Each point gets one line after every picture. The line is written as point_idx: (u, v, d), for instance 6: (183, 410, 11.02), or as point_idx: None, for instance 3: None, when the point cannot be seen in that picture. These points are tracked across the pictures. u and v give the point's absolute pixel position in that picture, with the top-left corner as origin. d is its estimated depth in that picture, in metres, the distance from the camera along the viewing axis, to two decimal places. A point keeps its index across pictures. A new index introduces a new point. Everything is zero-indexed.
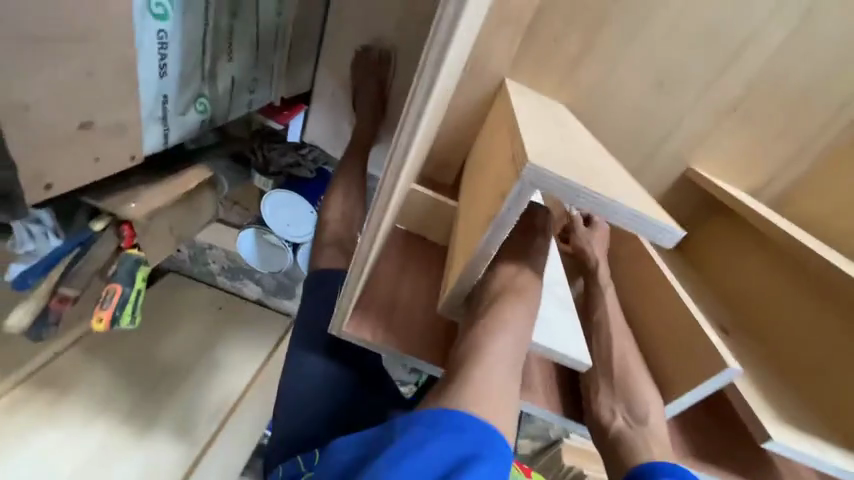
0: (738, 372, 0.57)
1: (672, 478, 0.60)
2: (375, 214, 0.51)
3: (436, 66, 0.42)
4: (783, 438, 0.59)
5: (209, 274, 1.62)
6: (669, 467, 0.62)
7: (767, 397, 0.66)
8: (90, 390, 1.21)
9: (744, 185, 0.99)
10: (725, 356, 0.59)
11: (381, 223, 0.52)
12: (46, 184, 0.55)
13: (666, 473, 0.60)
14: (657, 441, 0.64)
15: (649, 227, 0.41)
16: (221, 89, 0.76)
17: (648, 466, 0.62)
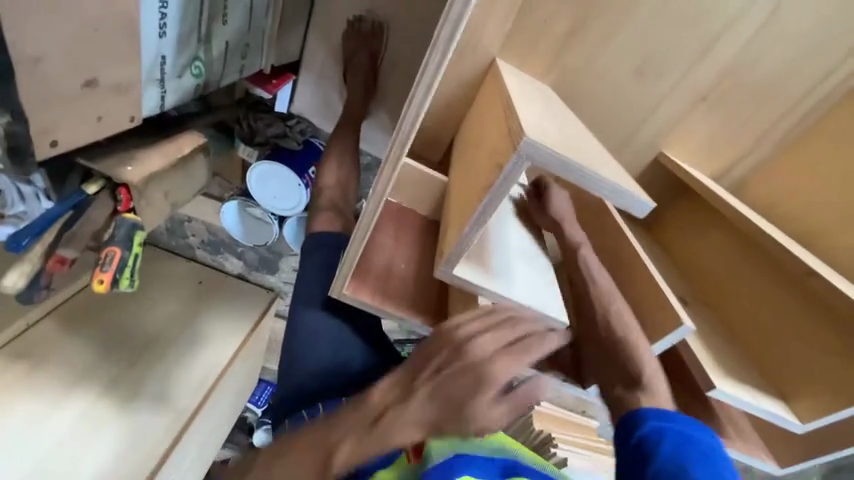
0: (690, 328, 0.66)
1: (673, 423, 0.62)
2: (382, 180, 0.54)
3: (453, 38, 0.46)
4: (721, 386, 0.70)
5: (188, 247, 1.60)
6: (672, 413, 0.64)
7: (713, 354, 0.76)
8: (68, 360, 1.18)
9: (708, 171, 1.08)
10: (681, 316, 0.68)
11: (385, 191, 0.56)
12: (52, 140, 0.55)
13: (667, 419, 0.63)
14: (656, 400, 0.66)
15: (625, 198, 0.47)
16: (215, 54, 0.72)
17: (651, 413, 0.63)
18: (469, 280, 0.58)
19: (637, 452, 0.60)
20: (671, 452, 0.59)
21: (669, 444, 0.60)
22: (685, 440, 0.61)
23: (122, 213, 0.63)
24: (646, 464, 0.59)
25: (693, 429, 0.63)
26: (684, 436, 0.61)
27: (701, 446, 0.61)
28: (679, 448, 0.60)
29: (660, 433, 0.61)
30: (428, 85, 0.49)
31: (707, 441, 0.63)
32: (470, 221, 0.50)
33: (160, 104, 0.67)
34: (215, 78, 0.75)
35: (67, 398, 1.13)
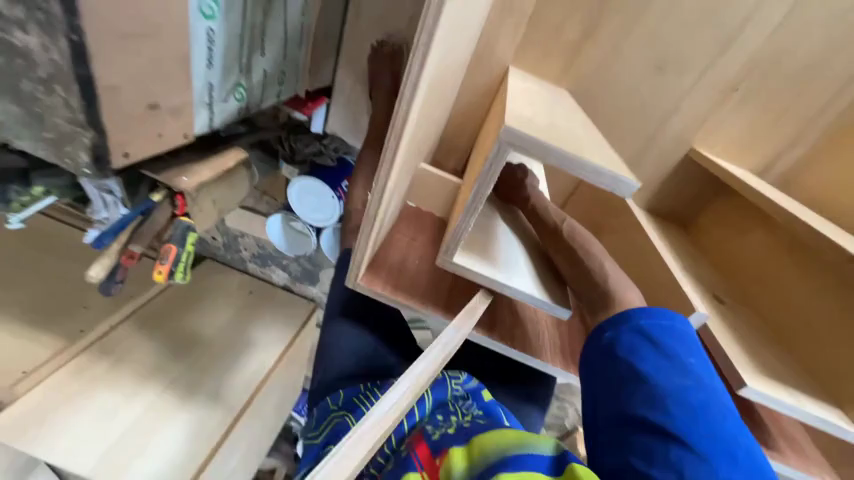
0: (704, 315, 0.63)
1: (635, 321, 0.55)
2: (383, 173, 0.58)
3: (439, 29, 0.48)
4: (756, 383, 0.62)
5: (241, 260, 1.76)
6: (638, 311, 0.56)
7: (753, 356, 0.69)
8: (139, 358, 1.34)
9: (746, 166, 1.02)
10: (694, 305, 0.65)
11: (385, 182, 0.59)
12: (127, 152, 0.54)
13: (624, 319, 0.55)
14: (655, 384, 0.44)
15: (608, 180, 0.47)
16: (254, 80, 0.78)
17: (608, 318, 0.57)
18: (467, 267, 0.59)
19: (596, 359, 0.56)
20: (627, 350, 0.53)
21: (627, 343, 0.54)
22: (650, 336, 0.53)
23: (179, 217, 0.74)
24: (607, 365, 0.54)
25: (667, 319, 0.55)
26: (652, 333, 0.53)
27: (677, 337, 0.53)
28: (640, 348, 0.53)
29: (617, 335, 0.55)
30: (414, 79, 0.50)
31: (686, 331, 0.55)
32: (463, 208, 0.54)
33: (209, 123, 0.71)
34: (253, 100, 0.81)
35: (137, 392, 1.27)
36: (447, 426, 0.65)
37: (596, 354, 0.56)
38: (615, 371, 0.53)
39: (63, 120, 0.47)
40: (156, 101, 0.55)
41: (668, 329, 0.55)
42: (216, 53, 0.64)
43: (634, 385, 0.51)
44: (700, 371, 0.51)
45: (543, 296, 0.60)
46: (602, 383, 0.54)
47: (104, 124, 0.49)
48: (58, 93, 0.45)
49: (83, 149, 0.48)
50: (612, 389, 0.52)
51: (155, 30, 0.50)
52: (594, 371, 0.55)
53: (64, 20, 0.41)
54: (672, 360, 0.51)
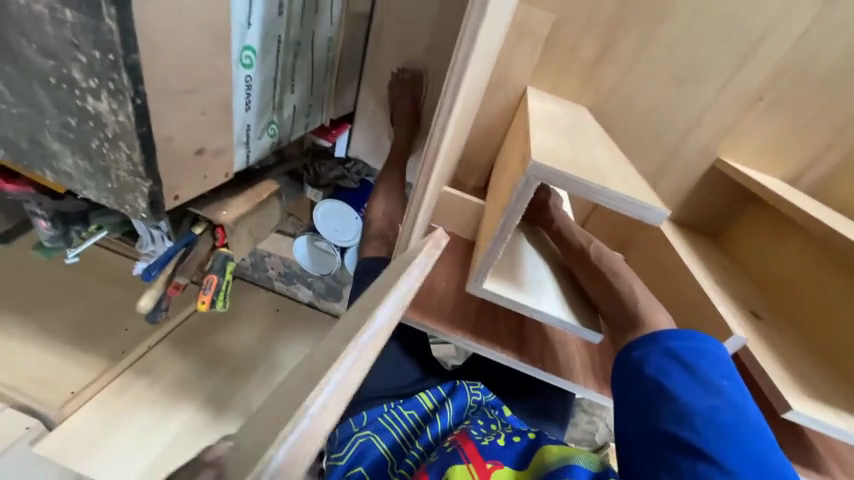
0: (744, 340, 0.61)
1: (665, 342, 0.54)
2: (413, 207, 0.60)
3: (466, 77, 0.51)
4: (802, 407, 0.60)
5: (268, 279, 1.75)
6: (668, 332, 0.55)
7: (797, 376, 0.67)
8: (175, 379, 1.40)
9: (778, 173, 1.00)
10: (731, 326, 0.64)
11: (416, 215, 0.62)
12: (175, 196, 0.58)
13: (653, 340, 0.55)
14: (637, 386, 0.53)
15: (637, 209, 0.48)
16: (286, 117, 0.82)
17: (637, 339, 0.56)
18: (498, 293, 0.60)
19: (622, 377, 0.55)
20: (656, 370, 0.52)
21: (655, 364, 0.53)
22: (680, 357, 0.52)
23: (219, 247, 0.78)
24: (634, 383, 0.53)
25: (699, 340, 0.54)
26: (684, 354, 0.52)
27: (708, 359, 0.52)
28: (671, 368, 0.52)
29: (646, 355, 0.54)
30: (444, 123, 0.53)
31: (719, 352, 0.53)
32: (491, 238, 0.55)
33: (246, 159, 0.75)
34: (285, 136, 0.85)
35: (174, 412, 1.33)
36: (492, 436, 0.68)
37: (624, 371, 0.55)
38: (642, 389, 0.52)
39: (124, 172, 0.52)
40: (203, 146, 0.59)
41: (699, 347, 0.53)
42: (252, 97, 0.68)
43: (661, 404, 0.50)
44: (734, 392, 0.50)
45: (572, 320, 0.60)
46: (628, 402, 0.53)
47: (160, 174, 0.53)
48: (122, 149, 0.50)
49: (141, 196, 0.53)
50: (639, 408, 0.52)
51: (204, 84, 0.54)
52: (621, 388, 0.55)
53: (130, 88, 0.45)
54: (703, 381, 0.50)
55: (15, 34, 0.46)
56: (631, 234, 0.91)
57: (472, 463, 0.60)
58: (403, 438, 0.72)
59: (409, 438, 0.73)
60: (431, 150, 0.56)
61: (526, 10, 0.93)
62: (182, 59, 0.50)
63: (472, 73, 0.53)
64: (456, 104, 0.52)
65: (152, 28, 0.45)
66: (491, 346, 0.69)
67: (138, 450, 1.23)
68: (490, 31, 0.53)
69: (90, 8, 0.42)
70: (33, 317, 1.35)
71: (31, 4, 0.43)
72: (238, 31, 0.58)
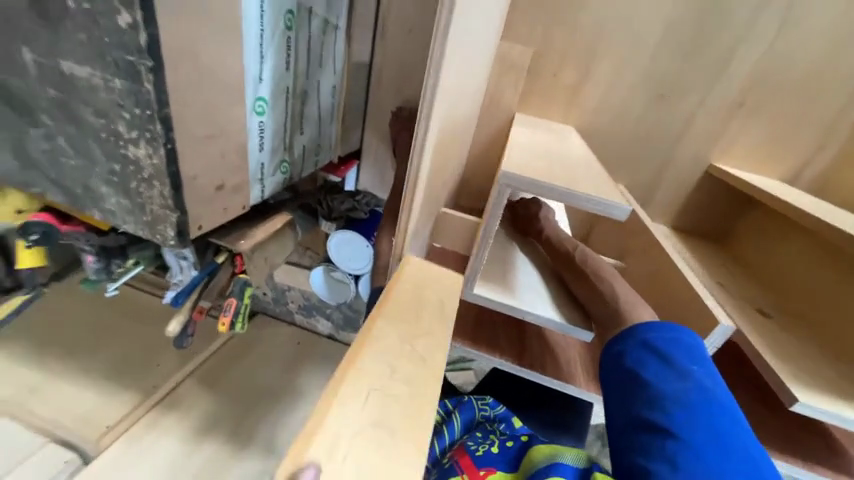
0: (730, 327, 0.62)
1: (641, 334, 0.57)
2: (402, 223, 0.65)
3: (437, 103, 0.57)
4: (808, 398, 0.59)
5: (288, 312, 1.83)
6: (644, 325, 0.58)
7: (807, 370, 0.65)
8: (200, 412, 1.45)
9: (773, 174, 1.02)
10: (718, 315, 0.65)
11: (406, 231, 0.67)
12: (198, 226, 0.67)
13: (631, 333, 0.58)
14: (617, 374, 0.56)
15: (605, 208, 0.52)
16: (296, 155, 0.92)
17: (617, 332, 0.59)
18: (489, 297, 0.63)
19: (603, 369, 0.58)
20: (631, 360, 0.55)
21: (631, 354, 0.55)
22: (654, 346, 0.55)
23: (238, 274, 0.86)
24: (612, 375, 0.56)
25: (672, 331, 0.56)
26: (657, 344, 0.55)
27: (681, 347, 0.54)
28: (645, 357, 0.54)
29: (622, 346, 0.57)
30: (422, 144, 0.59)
31: (693, 343, 0.56)
32: (476, 245, 0.59)
33: (261, 194, 0.84)
34: (296, 173, 0.95)
35: (200, 445, 1.37)
36: (488, 444, 0.78)
37: (605, 364, 0.58)
38: (618, 379, 0.55)
39: (157, 206, 0.61)
40: (222, 183, 0.69)
41: (671, 337, 0.56)
42: (265, 139, 0.78)
43: (637, 390, 0.53)
44: (704, 377, 0.52)
45: (563, 321, 0.63)
46: (608, 391, 0.56)
47: (186, 206, 0.62)
48: (155, 186, 0.59)
49: (170, 225, 0.62)
50: (618, 397, 0.54)
51: (222, 131, 0.64)
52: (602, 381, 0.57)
53: (163, 135, 0.55)
54: (675, 367, 0.52)
55: (77, 102, 0.57)
56: (629, 242, 0.93)
57: (466, 474, 0.71)
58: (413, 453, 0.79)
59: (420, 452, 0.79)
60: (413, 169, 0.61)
61: (507, 47, 1.03)
62: (204, 111, 0.60)
63: (443, 99, 0.59)
64: (431, 127, 0.58)
65: (179, 88, 0.55)
66: (491, 353, 0.71)
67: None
68: (456, 60, 0.60)
69: (132, 76, 0.52)
70: (77, 356, 1.45)
71: (90, 78, 0.54)
72: (251, 85, 0.69)
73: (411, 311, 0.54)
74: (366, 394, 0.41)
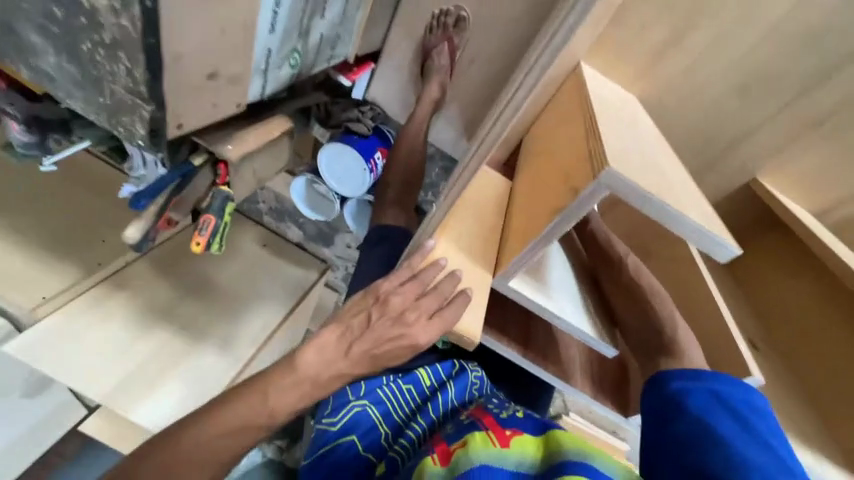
0: (758, 381, 0.61)
1: (709, 383, 0.60)
2: (454, 192, 0.59)
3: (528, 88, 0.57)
4: None
5: (258, 212, 1.72)
6: (713, 374, 0.60)
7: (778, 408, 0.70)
8: (151, 300, 1.34)
9: (805, 204, 0.93)
10: (749, 365, 0.63)
11: (454, 201, 0.60)
12: (180, 123, 0.50)
13: (697, 377, 0.61)
14: (680, 414, 0.58)
15: (709, 243, 0.45)
16: (311, 45, 0.71)
17: (679, 372, 0.62)
18: (525, 295, 0.57)
19: (665, 409, 0.60)
20: (700, 408, 0.58)
21: (698, 398, 0.59)
22: (724, 399, 0.58)
23: (219, 185, 0.70)
24: (677, 415, 0.59)
25: (743, 389, 0.59)
26: (727, 398, 0.58)
27: (751, 407, 0.57)
28: (712, 407, 0.58)
29: (689, 391, 0.60)
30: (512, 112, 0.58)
31: (763, 407, 0.58)
32: (532, 241, 0.50)
33: (262, 90, 0.65)
34: (305, 67, 0.74)
35: (150, 332, 1.30)
36: (510, 410, 0.71)
37: (665, 401, 0.61)
38: (683, 420, 0.58)
39: (121, 89, 0.44)
40: (216, 70, 0.50)
41: (744, 398, 0.58)
42: (279, 16, 0.57)
43: (710, 442, 0.54)
44: (774, 442, 0.55)
45: (594, 335, 0.59)
46: (671, 433, 0.58)
47: (166, 98, 0.45)
48: (121, 61, 0.42)
49: (140, 122, 0.45)
50: (683, 442, 0.56)
51: None
52: (665, 419, 0.60)
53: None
54: (746, 427, 0.56)
55: None
56: (639, 233, 0.86)
57: (492, 430, 0.62)
58: (403, 419, 0.73)
59: (408, 417, 0.73)
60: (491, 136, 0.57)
61: None
62: None
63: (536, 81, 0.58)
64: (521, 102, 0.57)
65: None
66: (500, 340, 0.66)
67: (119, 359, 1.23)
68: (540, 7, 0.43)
69: None
70: None
71: None
72: None
73: (470, 232, 0.63)
74: (457, 245, 0.60)
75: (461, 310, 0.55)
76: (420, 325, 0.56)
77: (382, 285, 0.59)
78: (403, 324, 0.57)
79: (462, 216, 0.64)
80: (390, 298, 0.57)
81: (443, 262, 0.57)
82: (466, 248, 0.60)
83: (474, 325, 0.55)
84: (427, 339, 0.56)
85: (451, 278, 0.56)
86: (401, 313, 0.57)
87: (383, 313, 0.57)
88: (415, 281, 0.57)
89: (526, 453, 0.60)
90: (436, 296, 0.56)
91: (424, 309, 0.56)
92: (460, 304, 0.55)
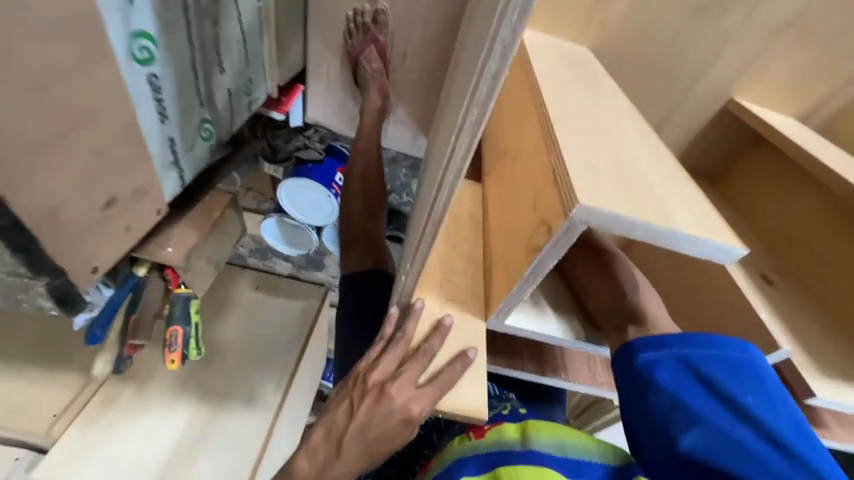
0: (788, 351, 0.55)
1: (676, 348, 0.48)
2: (421, 256, 0.43)
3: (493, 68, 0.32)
4: (825, 392, 0.58)
5: (239, 256, 1.46)
6: (678, 336, 0.49)
7: (816, 353, 0.62)
8: (164, 379, 1.27)
9: (793, 111, 0.83)
10: (775, 337, 0.57)
11: (424, 263, 0.45)
12: (94, 267, 0.45)
13: (663, 346, 0.49)
14: (644, 398, 0.47)
15: (705, 249, 0.41)
16: (221, 107, 0.61)
17: (641, 342, 0.50)
18: (524, 329, 0.54)
19: (629, 391, 0.49)
20: (668, 383, 0.47)
21: (666, 374, 0.47)
22: (694, 366, 0.47)
23: (175, 289, 0.64)
24: (643, 401, 0.48)
25: (715, 344, 0.48)
26: (698, 364, 0.47)
27: (727, 367, 0.47)
28: (682, 380, 0.47)
29: (656, 364, 0.48)
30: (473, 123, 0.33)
31: (744, 358, 0.48)
32: (518, 282, 0.47)
33: (181, 181, 0.58)
34: (225, 131, 0.65)
35: (173, 411, 1.23)
36: (500, 407, 0.65)
37: (625, 381, 0.50)
38: (652, 405, 0.47)
39: (5, 272, 0.39)
40: (114, 196, 0.43)
41: (717, 353, 0.47)
42: (167, 101, 0.49)
43: (682, 425, 0.45)
44: (761, 410, 0.45)
45: (589, 340, 0.56)
46: (637, 417, 0.48)
47: (57, 263, 0.40)
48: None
49: (42, 297, 0.41)
50: (654, 427, 0.47)
51: (94, 115, 0.38)
52: (631, 404, 0.49)
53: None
54: (722, 396, 0.46)
55: None
56: None
57: (471, 430, 0.58)
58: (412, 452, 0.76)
59: (415, 450, 0.77)
60: (449, 168, 0.36)
61: None
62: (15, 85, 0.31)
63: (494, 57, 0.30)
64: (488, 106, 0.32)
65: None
66: (512, 364, 0.64)
67: (139, 462, 1.14)
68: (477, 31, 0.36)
69: None
70: None
71: None
72: (115, 12, 0.38)
73: (451, 273, 0.59)
74: (440, 294, 0.56)
75: (457, 374, 0.50)
76: (407, 395, 0.51)
77: (360, 363, 0.56)
78: (390, 395, 0.51)
79: (435, 257, 0.60)
80: (369, 376, 0.54)
81: (420, 303, 0.52)
82: (451, 294, 0.57)
83: (474, 386, 0.51)
84: (419, 411, 0.50)
85: (436, 333, 0.51)
86: (382, 389, 0.52)
87: (366, 396, 0.53)
88: (390, 350, 0.53)
89: (503, 438, 0.53)
90: (416, 361, 0.51)
91: (407, 377, 0.51)
92: (452, 363, 0.50)
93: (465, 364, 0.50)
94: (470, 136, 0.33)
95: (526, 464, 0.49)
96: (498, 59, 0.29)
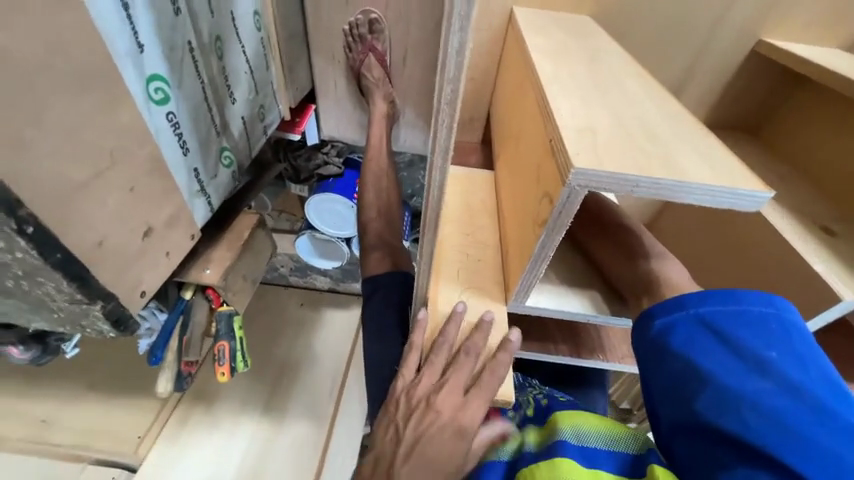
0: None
1: (692, 308, 0.44)
2: (427, 242, 0.43)
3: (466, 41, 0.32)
4: None
5: (281, 276, 1.55)
6: (696, 294, 0.44)
7: None
8: (225, 399, 1.34)
9: (837, 41, 0.74)
10: (836, 288, 0.50)
11: (433, 251, 0.45)
12: (142, 291, 0.51)
13: (679, 307, 0.44)
14: (667, 365, 0.43)
15: (731, 198, 0.38)
16: (237, 134, 0.66)
17: (657, 305, 0.46)
18: (548, 307, 0.52)
19: (643, 355, 0.45)
20: (684, 346, 0.43)
21: (681, 336, 0.43)
22: (712, 326, 0.42)
23: (218, 307, 0.69)
24: (656, 366, 0.44)
25: (736, 299, 0.43)
26: (716, 322, 0.42)
27: (751, 323, 0.42)
28: (701, 341, 0.42)
29: (671, 327, 0.44)
30: (450, 100, 0.33)
31: (771, 313, 0.42)
32: (530, 257, 0.46)
33: (210, 207, 0.63)
34: (244, 157, 0.70)
35: (236, 429, 1.29)
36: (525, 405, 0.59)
37: (641, 348, 0.46)
38: (666, 371, 0.43)
39: (65, 303, 0.44)
40: (149, 227, 0.49)
41: (736, 310, 0.42)
42: (185, 136, 0.54)
43: (696, 388, 0.41)
44: (790, 368, 0.39)
45: (607, 313, 0.53)
46: (655, 384, 0.44)
47: (108, 289, 0.45)
48: (45, 282, 0.41)
49: (100, 320, 0.46)
50: (668, 392, 0.42)
51: (120, 155, 0.43)
52: (647, 372, 0.45)
53: (9, 220, 0.34)
54: (744, 356, 0.40)
55: None
56: None
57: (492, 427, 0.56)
58: None
59: None
60: (439, 148, 0.37)
61: None
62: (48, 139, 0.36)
63: (463, 28, 0.30)
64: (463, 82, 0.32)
65: (7, 108, 0.32)
66: (543, 348, 0.62)
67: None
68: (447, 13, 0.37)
69: None
70: (59, 381, 1.27)
71: None
72: (128, 63, 0.43)
73: (467, 261, 0.59)
74: (458, 282, 0.57)
75: (502, 365, 0.50)
76: (456, 406, 0.49)
77: (398, 384, 0.53)
78: (439, 408, 0.49)
79: (452, 249, 0.61)
80: (411, 395, 0.51)
81: (461, 305, 0.52)
82: (472, 281, 0.57)
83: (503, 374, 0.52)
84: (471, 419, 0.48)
85: (480, 331, 0.50)
86: (427, 404, 0.49)
87: (412, 415, 0.50)
88: (432, 359, 0.51)
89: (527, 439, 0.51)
90: (460, 365, 0.50)
91: (455, 383, 0.50)
92: (496, 356, 0.50)
93: (508, 352, 0.49)
94: (450, 116, 0.34)
95: (542, 461, 0.46)
96: (460, 33, 0.31)
